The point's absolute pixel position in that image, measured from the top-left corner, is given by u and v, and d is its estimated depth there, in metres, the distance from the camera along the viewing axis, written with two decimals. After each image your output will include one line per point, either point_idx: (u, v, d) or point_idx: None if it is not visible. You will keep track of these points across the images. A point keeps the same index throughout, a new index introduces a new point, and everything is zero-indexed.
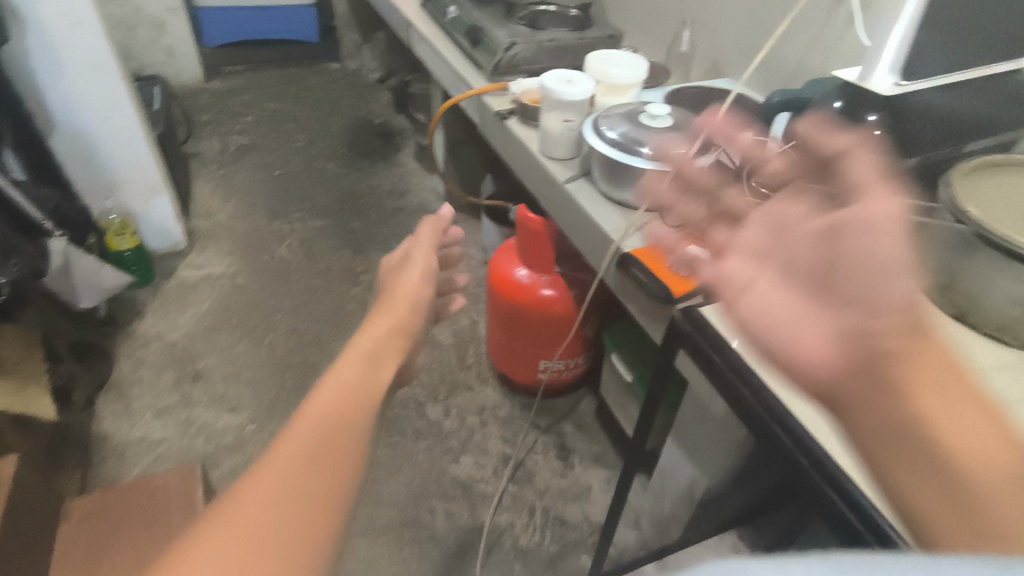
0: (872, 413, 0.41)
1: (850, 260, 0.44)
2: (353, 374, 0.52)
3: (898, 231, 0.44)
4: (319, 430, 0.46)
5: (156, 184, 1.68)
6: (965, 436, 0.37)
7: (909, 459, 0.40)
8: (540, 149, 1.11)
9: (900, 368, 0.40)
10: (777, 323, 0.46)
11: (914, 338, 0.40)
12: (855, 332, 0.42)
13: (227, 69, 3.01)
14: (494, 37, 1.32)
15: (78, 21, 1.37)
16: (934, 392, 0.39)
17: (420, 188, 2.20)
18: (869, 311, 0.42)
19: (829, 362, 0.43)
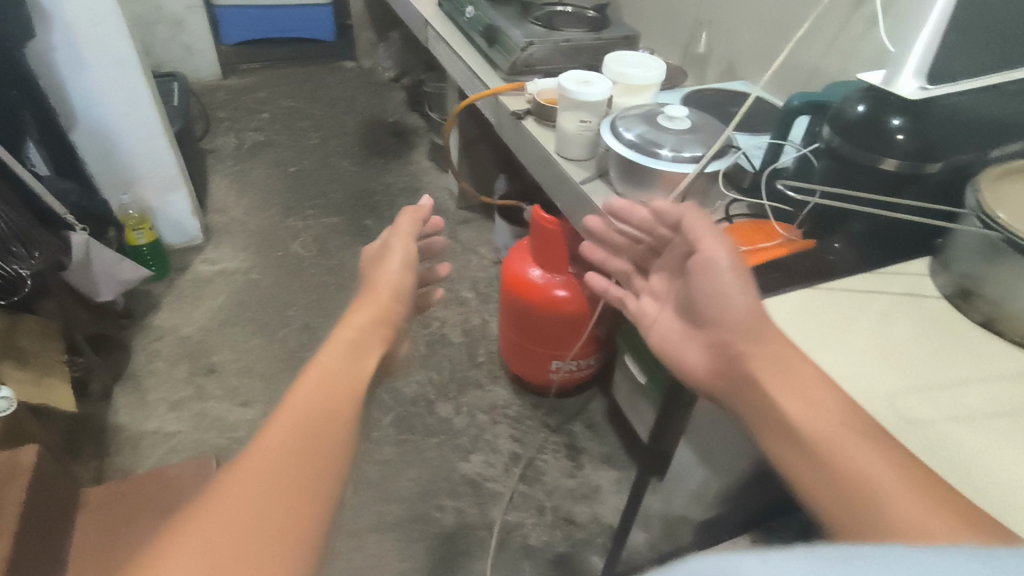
0: (741, 398, 0.62)
1: (694, 297, 0.73)
2: (330, 370, 0.59)
3: (731, 268, 0.69)
4: (298, 425, 0.51)
5: (173, 180, 1.70)
6: (799, 400, 0.56)
7: (794, 444, 0.54)
8: (556, 149, 1.11)
9: (754, 364, 0.61)
10: (673, 337, 0.77)
11: (753, 342, 0.63)
12: (719, 343, 0.67)
13: (244, 67, 3.04)
14: (511, 37, 1.32)
15: (101, 18, 1.39)
16: (775, 374, 0.59)
17: (433, 187, 2.21)
18: (726, 331, 0.66)
19: (708, 370, 0.69)
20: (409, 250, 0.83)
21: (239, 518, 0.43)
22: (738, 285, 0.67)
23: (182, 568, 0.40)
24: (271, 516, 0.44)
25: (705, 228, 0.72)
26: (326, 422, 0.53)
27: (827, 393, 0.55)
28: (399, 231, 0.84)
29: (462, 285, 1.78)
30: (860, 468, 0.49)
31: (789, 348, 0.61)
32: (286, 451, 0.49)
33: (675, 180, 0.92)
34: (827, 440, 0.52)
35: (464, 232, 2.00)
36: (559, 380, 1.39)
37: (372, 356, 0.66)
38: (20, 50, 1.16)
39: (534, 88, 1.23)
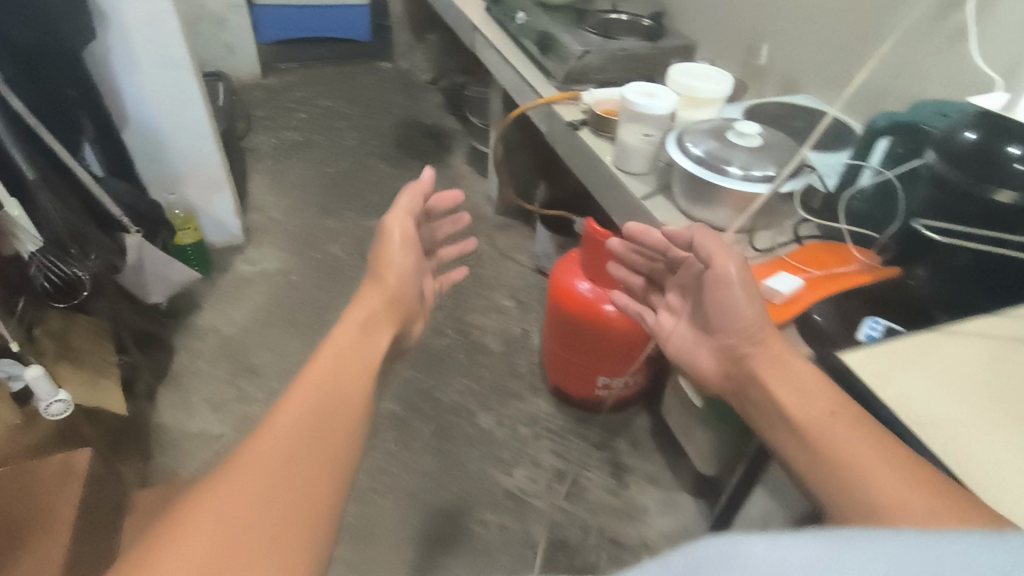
0: (752, 399, 0.73)
1: (710, 308, 0.81)
2: (346, 350, 0.79)
3: (739, 283, 0.76)
4: (310, 405, 0.68)
5: (217, 180, 1.70)
6: (799, 394, 0.66)
7: (798, 439, 0.63)
8: (614, 162, 1.08)
9: (762, 368, 0.72)
10: (686, 342, 0.88)
11: (758, 347, 0.73)
12: (728, 350, 0.78)
13: (281, 64, 3.05)
14: (566, 44, 1.30)
15: (156, 20, 1.39)
16: (781, 378, 0.69)
17: (471, 191, 2.19)
18: (734, 339, 0.76)
19: (718, 373, 0.81)
20: (406, 228, 0.93)
21: (261, 480, 0.59)
22: (746, 297, 0.75)
23: (221, 510, 0.56)
24: (291, 480, 0.60)
25: (719, 248, 0.79)
26: (338, 402, 0.70)
27: (823, 394, 0.64)
28: (395, 211, 0.94)
29: (500, 293, 1.76)
30: (851, 455, 0.57)
31: (791, 352, 0.71)
32: (301, 428, 0.65)
33: (745, 200, 0.89)
34: (822, 430, 0.61)
35: (502, 238, 1.98)
36: (605, 396, 1.36)
37: (384, 333, 0.86)
38: (78, 50, 1.16)
39: (591, 99, 1.20)
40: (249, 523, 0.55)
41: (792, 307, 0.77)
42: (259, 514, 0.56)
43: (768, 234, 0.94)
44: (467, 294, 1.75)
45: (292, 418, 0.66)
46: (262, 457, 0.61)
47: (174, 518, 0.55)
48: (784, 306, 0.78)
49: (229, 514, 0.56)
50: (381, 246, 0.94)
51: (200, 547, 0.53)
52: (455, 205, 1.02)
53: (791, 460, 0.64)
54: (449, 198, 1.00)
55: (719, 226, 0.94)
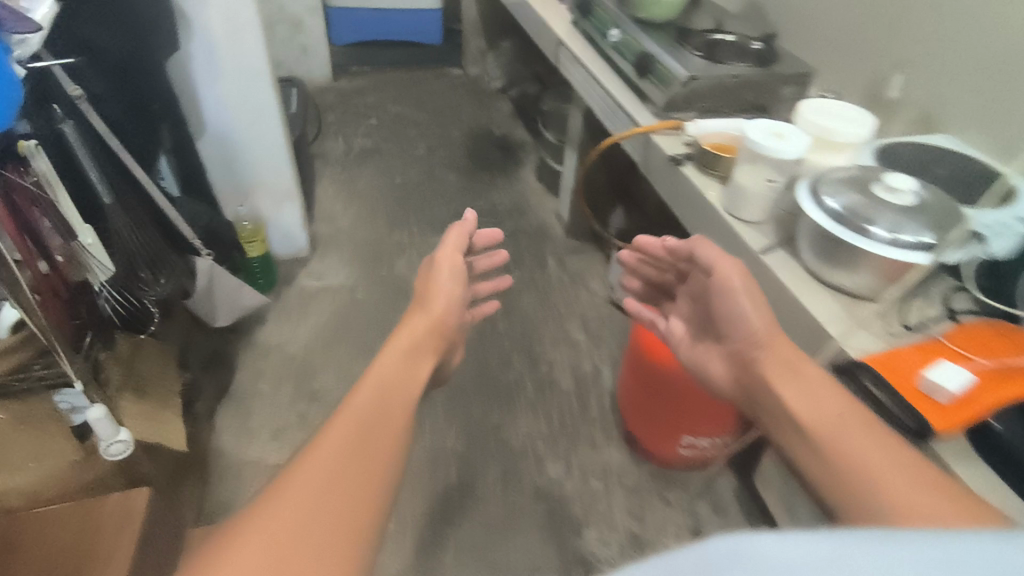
0: (762, 406, 0.77)
1: (720, 317, 0.86)
2: (395, 356, 0.83)
3: (743, 291, 0.82)
4: (360, 420, 0.66)
5: (288, 192, 1.66)
6: (809, 399, 0.70)
7: (813, 449, 0.67)
8: (727, 206, 0.97)
9: (773, 373, 0.75)
10: (695, 353, 0.95)
11: (767, 350, 0.77)
12: (736, 359, 0.84)
13: (354, 69, 3.00)
14: (669, 66, 1.18)
15: (241, 28, 1.36)
16: (790, 383, 0.73)
17: (542, 209, 2.09)
18: (741, 345, 0.81)
19: (727, 379, 0.87)
20: (454, 262, 1.03)
21: (313, 491, 0.56)
22: (749, 306, 0.79)
23: (268, 536, 0.51)
24: (345, 492, 0.57)
25: (721, 257, 0.86)
26: (386, 423, 0.68)
27: (835, 402, 0.68)
28: (444, 245, 1.04)
29: (572, 324, 1.66)
30: (861, 456, 0.61)
31: (797, 356, 0.75)
32: (352, 438, 0.63)
33: (896, 269, 0.76)
34: (834, 437, 0.65)
35: (574, 263, 1.87)
36: (688, 456, 1.24)
37: (426, 363, 0.87)
38: (160, 63, 1.13)
39: (697, 132, 1.11)
40: (303, 535, 0.52)
41: (966, 410, 0.64)
42: (310, 522, 0.53)
43: (917, 306, 0.80)
44: (537, 324, 1.65)
45: (348, 425, 0.65)
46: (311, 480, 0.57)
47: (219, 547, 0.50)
48: (952, 408, 0.64)
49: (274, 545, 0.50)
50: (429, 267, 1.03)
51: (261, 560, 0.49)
52: (493, 243, 1.12)
53: (802, 463, 0.67)
54: (490, 238, 1.11)
55: (857, 293, 0.82)
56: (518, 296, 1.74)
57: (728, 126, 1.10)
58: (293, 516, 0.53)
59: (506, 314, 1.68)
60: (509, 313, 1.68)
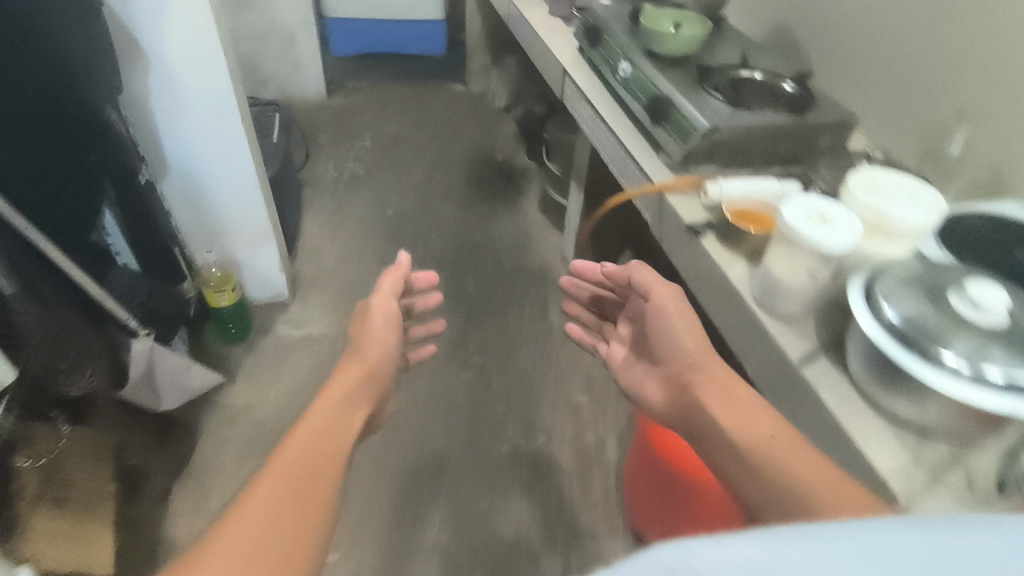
0: (693, 422, 0.84)
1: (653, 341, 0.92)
2: (346, 386, 0.89)
3: (677, 312, 0.88)
4: (298, 461, 0.74)
5: (263, 234, 1.51)
6: (734, 417, 0.77)
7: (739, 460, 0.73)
8: (758, 296, 0.80)
9: (704, 391, 0.83)
10: (635, 373, 1.00)
11: (695, 370, 0.85)
12: (672, 379, 0.89)
13: (350, 82, 2.82)
14: (688, 113, 1.02)
15: (204, 60, 1.20)
16: (720, 405, 0.79)
17: (545, 246, 1.93)
18: (674, 367, 0.88)
19: (665, 402, 0.91)
20: (388, 309, 0.99)
21: (249, 535, 0.64)
22: (681, 329, 0.86)
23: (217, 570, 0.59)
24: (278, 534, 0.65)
25: (655, 281, 0.90)
26: (321, 459, 0.76)
27: (763, 421, 0.74)
28: (378, 294, 0.99)
29: (575, 385, 1.50)
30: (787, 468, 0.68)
31: (729, 378, 0.81)
32: (292, 482, 0.71)
33: (983, 414, 0.59)
34: (762, 455, 0.71)
35: None
36: None
37: (358, 416, 0.87)
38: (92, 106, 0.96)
39: (719, 197, 0.92)
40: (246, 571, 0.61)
41: None
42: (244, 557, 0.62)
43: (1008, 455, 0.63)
44: (536, 385, 1.50)
45: (288, 465, 0.73)
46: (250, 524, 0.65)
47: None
48: None
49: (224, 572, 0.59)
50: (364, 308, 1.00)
51: None
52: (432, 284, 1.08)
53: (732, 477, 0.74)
54: (426, 279, 1.07)
55: (925, 429, 0.66)
56: (515, 349, 1.58)
57: (756, 189, 0.92)
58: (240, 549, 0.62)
59: (501, 371, 1.52)
60: (505, 371, 1.52)
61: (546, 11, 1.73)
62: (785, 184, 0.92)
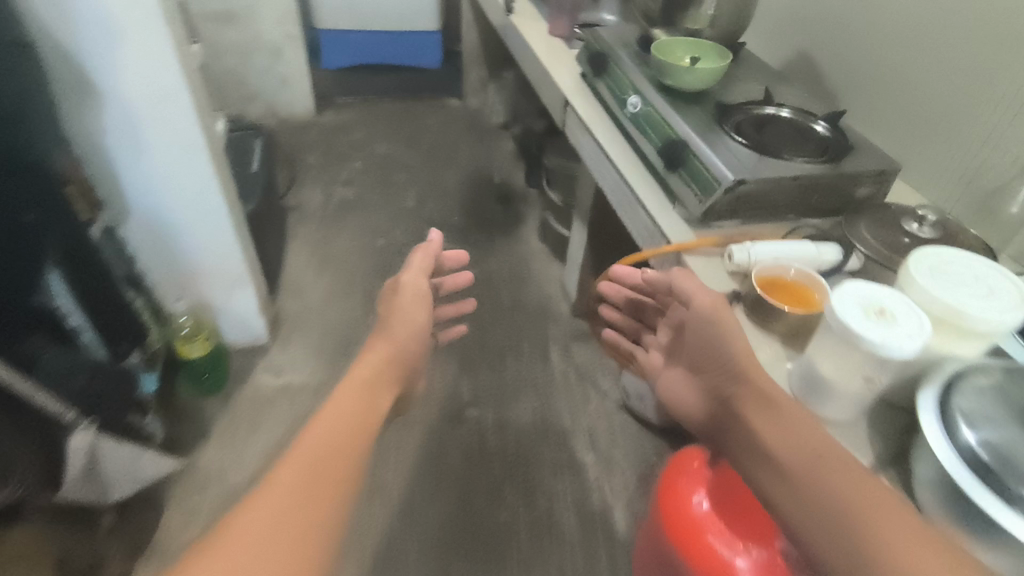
0: (734, 436, 0.72)
1: (696, 349, 0.81)
2: (380, 360, 0.85)
3: (720, 319, 0.76)
4: (329, 433, 0.69)
5: (238, 277, 1.38)
6: (784, 433, 0.64)
7: (782, 478, 0.62)
8: (799, 384, 0.69)
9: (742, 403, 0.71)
10: (673, 382, 0.89)
11: (741, 383, 0.72)
12: (713, 390, 0.78)
13: (341, 98, 2.69)
14: (707, 162, 0.91)
15: (164, 94, 1.08)
16: (762, 417, 0.67)
17: (545, 279, 1.80)
18: (717, 379, 0.76)
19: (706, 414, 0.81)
20: (419, 285, 0.95)
21: (276, 515, 0.59)
22: (727, 333, 0.74)
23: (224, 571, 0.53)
24: (304, 509, 0.60)
25: (699, 287, 0.78)
26: (351, 437, 0.71)
27: (814, 434, 0.62)
28: (408, 272, 0.96)
29: (578, 442, 1.38)
30: (841, 502, 0.56)
31: (775, 389, 0.69)
32: (318, 457, 0.66)
33: None
34: (812, 476, 0.59)
35: (581, 353, 1.58)
36: None
37: (387, 397, 0.82)
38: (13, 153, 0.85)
39: (746, 261, 0.83)
40: (272, 546, 0.56)
41: None
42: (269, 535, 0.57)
43: None
44: (536, 441, 1.38)
45: (316, 438, 0.68)
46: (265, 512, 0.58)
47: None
48: None
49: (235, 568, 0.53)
50: (393, 284, 0.97)
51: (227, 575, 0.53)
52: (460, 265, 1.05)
53: (771, 494, 0.63)
54: (455, 258, 1.04)
55: None
56: (513, 401, 1.46)
57: (789, 252, 0.82)
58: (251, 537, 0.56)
59: (499, 427, 1.41)
60: (503, 427, 1.41)
61: (546, 31, 1.61)
62: (821, 247, 0.83)
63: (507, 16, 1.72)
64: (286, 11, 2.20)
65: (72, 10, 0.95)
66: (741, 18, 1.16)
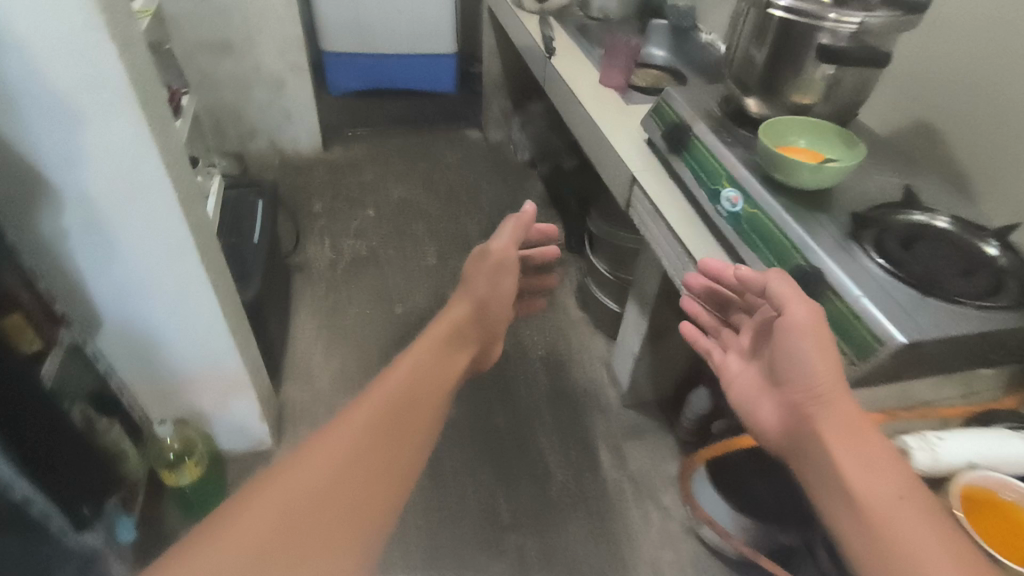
0: (804, 455, 0.64)
1: (775, 359, 0.70)
2: (458, 321, 0.85)
3: (815, 340, 0.64)
4: (411, 378, 0.71)
5: (238, 383, 1.14)
6: (865, 467, 0.58)
7: (842, 501, 0.58)
8: (961, 523, 0.56)
9: (822, 424, 0.62)
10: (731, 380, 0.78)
11: (824, 405, 0.62)
12: (786, 402, 0.68)
13: (349, 130, 2.45)
14: (858, 308, 0.69)
15: (140, 192, 0.84)
16: (844, 442, 0.60)
17: (587, 357, 1.58)
18: (794, 391, 0.66)
19: (774, 427, 0.69)
20: (507, 253, 0.92)
21: (359, 445, 0.60)
22: (817, 356, 0.64)
23: (357, 429, 0.61)
24: (387, 450, 0.61)
25: (794, 293, 0.67)
26: (432, 388, 0.72)
27: (893, 470, 0.58)
28: (497, 239, 0.93)
29: None
30: (912, 546, 0.53)
31: (862, 417, 0.61)
32: (400, 396, 0.67)
33: None
34: (882, 513, 0.55)
35: (636, 456, 1.36)
36: None
37: (463, 355, 0.82)
38: None
39: (932, 465, 0.60)
40: (358, 470, 0.58)
41: None
42: (351, 461, 0.58)
43: None
44: None
45: (398, 383, 0.69)
46: (379, 397, 0.66)
47: (295, 451, 0.58)
48: None
49: (365, 426, 0.61)
50: (480, 250, 0.93)
51: (312, 490, 0.55)
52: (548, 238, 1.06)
53: (832, 519, 0.59)
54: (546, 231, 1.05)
55: None
56: (562, 523, 1.24)
57: (990, 453, 0.61)
58: (378, 409, 0.64)
59: (545, 559, 1.19)
60: (549, 559, 1.19)
61: (595, 79, 1.38)
62: None
63: (546, 58, 1.49)
64: (290, 40, 1.97)
65: (14, 99, 0.72)
66: (863, 90, 0.93)
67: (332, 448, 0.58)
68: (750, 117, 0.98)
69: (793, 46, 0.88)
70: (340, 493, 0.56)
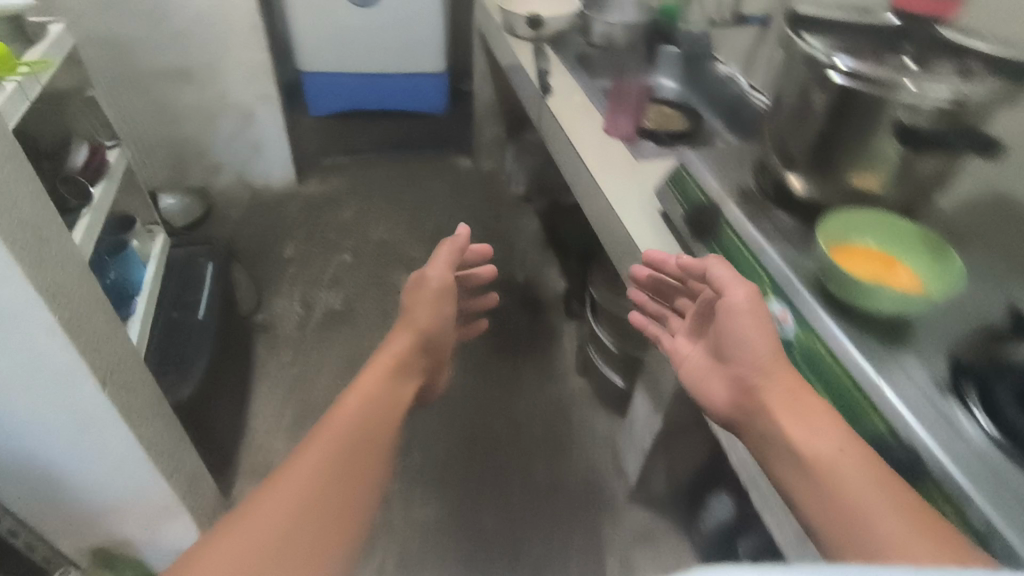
0: (759, 428, 0.62)
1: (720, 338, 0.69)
2: (402, 348, 0.80)
3: (754, 317, 0.64)
4: (363, 401, 0.71)
5: (166, 509, 0.94)
6: (809, 429, 0.57)
7: (803, 473, 0.56)
8: None
9: (768, 397, 0.61)
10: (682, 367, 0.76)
11: (767, 377, 0.62)
12: (739, 386, 0.66)
13: (328, 157, 2.25)
14: (976, 519, 0.48)
15: (6, 318, 0.64)
16: (788, 411, 0.59)
17: (589, 437, 1.38)
18: (739, 368, 0.65)
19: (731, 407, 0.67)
20: (445, 282, 0.85)
21: (314, 485, 0.61)
22: (751, 327, 0.64)
23: (321, 458, 0.63)
24: (340, 483, 0.62)
25: (731, 276, 0.66)
26: (381, 424, 0.70)
27: (832, 427, 0.56)
28: (432, 270, 0.85)
29: None
30: (855, 494, 0.52)
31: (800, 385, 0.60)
32: (354, 427, 0.68)
33: None
34: (834, 476, 0.53)
35: (647, 567, 1.16)
36: None
37: (412, 385, 0.79)
38: None
39: None
40: (313, 510, 0.59)
41: None
42: (312, 504, 0.59)
43: None
44: None
45: (352, 412, 0.69)
46: (334, 434, 0.66)
47: (256, 494, 0.59)
48: None
49: (322, 464, 0.62)
50: (416, 279, 0.86)
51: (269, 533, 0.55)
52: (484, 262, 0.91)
53: (794, 494, 0.57)
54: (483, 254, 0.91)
55: None
56: None
57: None
58: (342, 439, 0.66)
59: None
60: None
61: (598, 127, 1.17)
62: None
63: (541, 98, 1.28)
64: (257, 65, 1.76)
65: None
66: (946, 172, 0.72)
67: (285, 492, 0.59)
68: (794, 198, 0.77)
69: (857, 117, 0.68)
70: (305, 536, 0.56)
